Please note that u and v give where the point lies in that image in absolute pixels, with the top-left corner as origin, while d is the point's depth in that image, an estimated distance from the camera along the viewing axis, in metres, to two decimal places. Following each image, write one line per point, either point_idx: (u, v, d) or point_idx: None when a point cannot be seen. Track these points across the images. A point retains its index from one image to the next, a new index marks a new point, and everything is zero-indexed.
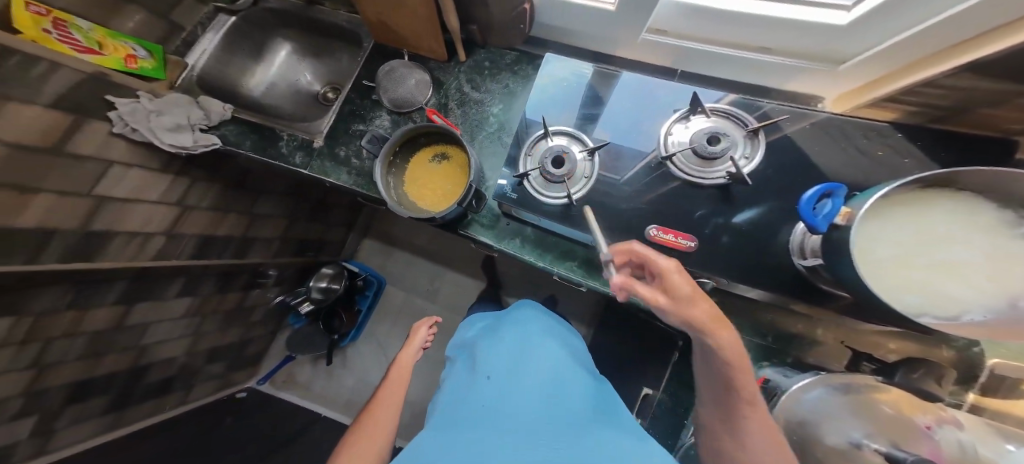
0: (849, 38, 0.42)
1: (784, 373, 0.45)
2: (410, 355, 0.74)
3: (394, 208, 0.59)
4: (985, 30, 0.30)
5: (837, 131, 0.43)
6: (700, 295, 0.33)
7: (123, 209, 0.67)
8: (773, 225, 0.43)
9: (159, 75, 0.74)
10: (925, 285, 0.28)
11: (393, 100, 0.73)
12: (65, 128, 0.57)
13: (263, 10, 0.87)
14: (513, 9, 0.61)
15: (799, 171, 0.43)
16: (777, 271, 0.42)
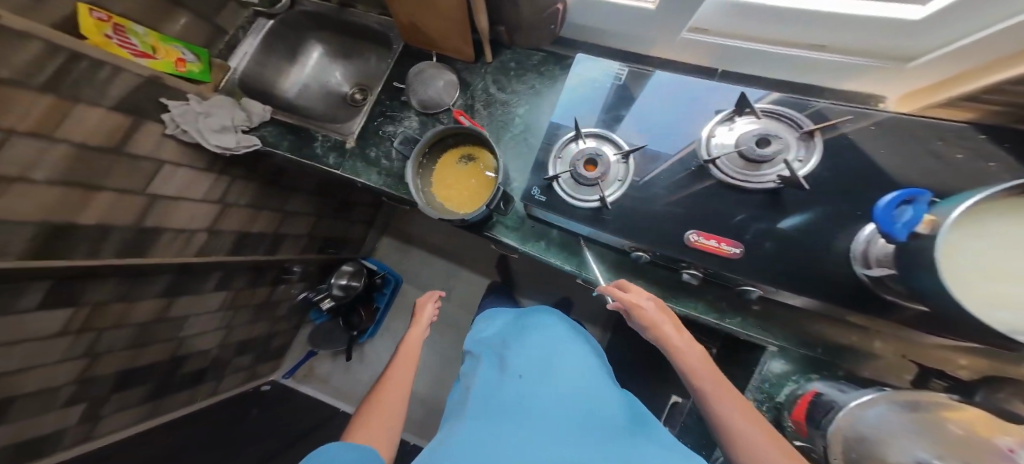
0: (922, 34, 0.40)
1: (839, 388, 0.39)
2: (418, 333, 0.69)
3: (422, 207, 0.59)
4: None
5: (900, 132, 0.40)
6: (661, 313, 0.46)
7: (172, 206, 0.70)
8: (825, 231, 0.41)
9: (205, 78, 0.77)
10: (1017, 299, 0.26)
11: (421, 101, 0.73)
12: (126, 129, 0.60)
13: (300, 13, 0.90)
14: (545, 9, 0.61)
15: (857, 172, 0.41)
16: (834, 279, 0.40)
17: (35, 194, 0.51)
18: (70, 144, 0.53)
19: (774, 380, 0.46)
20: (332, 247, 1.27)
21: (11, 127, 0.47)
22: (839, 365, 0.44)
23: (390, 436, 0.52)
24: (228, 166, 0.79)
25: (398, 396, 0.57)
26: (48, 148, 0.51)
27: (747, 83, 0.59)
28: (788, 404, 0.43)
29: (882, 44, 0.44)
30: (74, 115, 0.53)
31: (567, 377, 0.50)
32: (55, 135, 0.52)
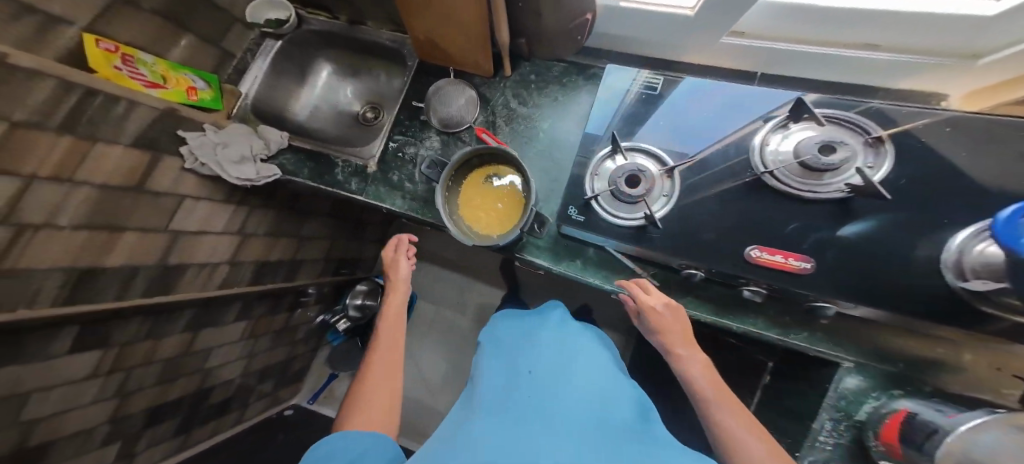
0: (988, 30, 0.39)
1: (936, 408, 0.36)
2: (397, 301, 0.62)
3: (454, 234, 0.56)
4: None
5: (970, 140, 0.39)
6: (671, 315, 0.47)
7: (195, 240, 0.68)
8: (899, 242, 0.40)
9: (217, 105, 0.75)
10: None
11: (441, 119, 0.70)
12: (145, 166, 0.57)
13: (308, 32, 0.88)
14: (573, 20, 0.59)
15: (928, 182, 0.39)
16: (923, 295, 0.37)
17: (60, 240, 0.49)
18: (91, 187, 0.51)
19: (851, 397, 0.43)
20: (345, 267, 1.23)
21: (34, 173, 0.44)
22: (925, 380, 0.41)
23: (392, 415, 0.45)
24: (246, 194, 0.76)
25: (394, 371, 0.50)
26: (70, 193, 0.49)
27: (789, 86, 0.59)
28: (871, 422, 0.41)
29: (944, 40, 0.42)
30: (94, 156, 0.50)
31: (574, 366, 0.45)
32: (76, 178, 0.49)
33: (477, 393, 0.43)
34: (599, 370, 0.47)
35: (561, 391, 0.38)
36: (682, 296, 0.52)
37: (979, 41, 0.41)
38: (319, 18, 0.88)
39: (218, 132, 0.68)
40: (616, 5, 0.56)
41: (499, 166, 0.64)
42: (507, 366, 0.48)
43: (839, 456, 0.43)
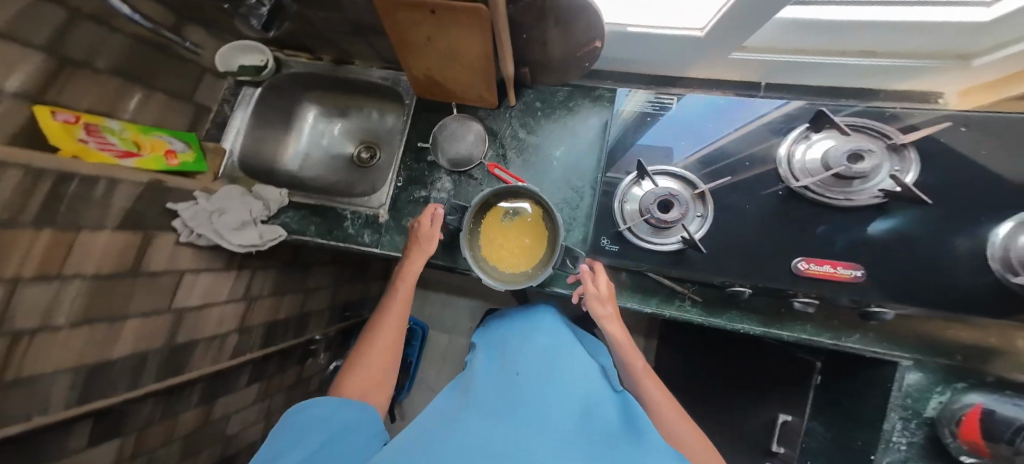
0: (984, 33, 0.42)
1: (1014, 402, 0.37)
2: (416, 263, 0.57)
3: (485, 280, 0.53)
4: None
5: (991, 134, 0.43)
6: (609, 298, 0.52)
7: (201, 315, 0.61)
8: (943, 236, 0.42)
9: (201, 166, 0.68)
10: None
11: (451, 159, 0.68)
12: (137, 248, 0.50)
13: (287, 76, 0.82)
14: (580, 48, 0.58)
15: (961, 179, 0.42)
16: (976, 288, 0.39)
17: (58, 343, 0.42)
18: (84, 280, 0.44)
19: (915, 393, 0.44)
20: (349, 310, 1.15)
21: (18, 273, 0.37)
22: (987, 370, 0.42)
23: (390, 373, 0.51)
24: (247, 257, 0.69)
25: (396, 341, 0.53)
26: (62, 289, 0.42)
27: (792, 93, 0.63)
28: (941, 418, 0.41)
29: (942, 43, 0.45)
30: (82, 246, 0.43)
31: (565, 370, 0.46)
32: (65, 271, 0.42)
33: (469, 389, 0.45)
34: (592, 374, 0.47)
35: (548, 398, 0.40)
36: (728, 309, 0.52)
37: (978, 42, 0.44)
38: (299, 60, 0.83)
39: (209, 198, 0.62)
40: (626, 30, 0.57)
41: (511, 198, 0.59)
42: (497, 368, 0.49)
43: (913, 452, 0.43)
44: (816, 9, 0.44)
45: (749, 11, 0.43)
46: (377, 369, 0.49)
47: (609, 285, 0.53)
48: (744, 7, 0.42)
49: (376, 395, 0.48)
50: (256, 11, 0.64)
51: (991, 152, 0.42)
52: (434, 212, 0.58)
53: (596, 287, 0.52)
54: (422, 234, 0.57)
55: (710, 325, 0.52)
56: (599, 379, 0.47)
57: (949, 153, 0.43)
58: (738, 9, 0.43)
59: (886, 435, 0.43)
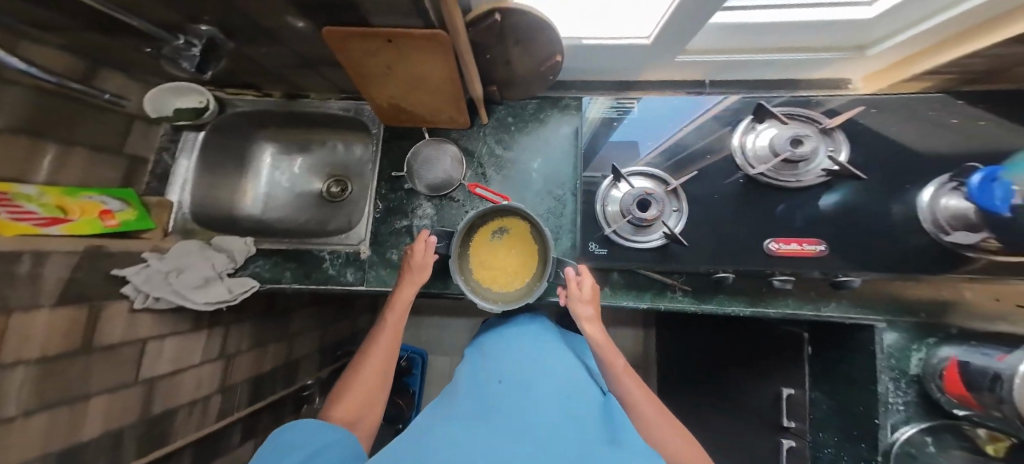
0: (872, 27, 0.49)
1: (981, 353, 0.43)
2: (407, 293, 0.54)
3: (479, 304, 0.51)
4: (999, 15, 0.39)
5: (904, 109, 0.51)
6: (589, 300, 0.52)
7: (175, 381, 0.54)
8: (879, 201, 0.49)
9: (146, 223, 0.61)
10: None
11: (429, 185, 0.67)
12: (87, 322, 0.43)
13: (234, 115, 0.76)
14: (543, 62, 0.60)
15: (886, 150, 0.50)
16: (911, 241, 0.47)
17: (16, 438, 0.35)
18: (30, 365, 0.36)
19: (898, 353, 0.50)
20: (339, 349, 1.08)
21: None
22: (949, 324, 0.50)
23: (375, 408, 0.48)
24: (216, 314, 0.62)
25: (383, 375, 0.50)
26: (5, 378, 0.34)
27: (731, 88, 0.68)
28: (926, 373, 0.48)
29: (847, 37, 0.53)
30: (17, 329, 0.36)
31: (553, 375, 0.46)
32: (5, 359, 0.34)
33: (453, 399, 0.44)
34: (580, 381, 0.47)
35: (532, 397, 0.40)
36: (717, 294, 0.56)
37: (873, 35, 0.52)
38: (245, 98, 0.77)
39: (163, 257, 0.55)
40: (580, 43, 0.60)
41: (501, 219, 0.58)
42: (481, 374, 0.49)
43: (910, 410, 0.48)
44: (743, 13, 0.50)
45: (690, 18, 0.47)
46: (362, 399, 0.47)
47: (592, 287, 0.53)
48: (686, 14, 0.46)
49: (362, 426, 0.46)
50: (185, 52, 0.60)
51: (901, 124, 0.50)
52: (427, 239, 0.55)
53: (579, 289, 0.52)
54: (415, 262, 0.54)
55: (703, 311, 0.56)
56: (586, 386, 0.47)
57: (872, 128, 0.51)
58: (681, 16, 0.47)
59: (884, 398, 0.48)
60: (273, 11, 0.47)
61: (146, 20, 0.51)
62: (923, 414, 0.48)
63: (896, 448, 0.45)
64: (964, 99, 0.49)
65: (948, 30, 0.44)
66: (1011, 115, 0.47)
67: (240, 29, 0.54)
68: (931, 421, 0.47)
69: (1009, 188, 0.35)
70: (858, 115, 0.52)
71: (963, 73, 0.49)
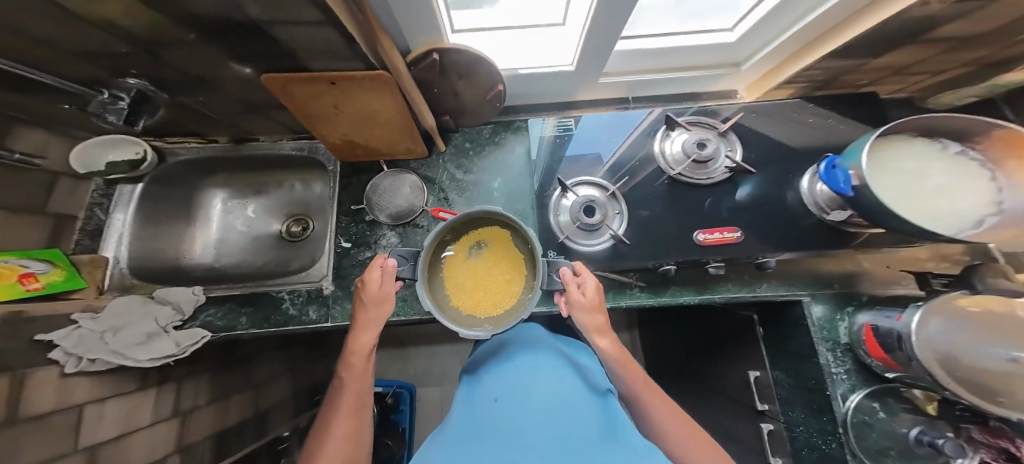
0: (739, 48, 0.60)
1: (884, 314, 0.49)
2: (365, 339, 0.47)
3: (463, 334, 0.41)
4: (817, 35, 0.51)
5: (784, 113, 0.61)
6: (595, 307, 0.48)
7: (123, 446, 0.48)
8: (780, 190, 0.58)
9: (78, 283, 0.55)
10: (936, 194, 0.39)
11: (391, 214, 0.68)
12: (13, 389, 0.38)
13: (178, 164, 0.74)
14: (487, 91, 0.65)
15: (777, 146, 0.59)
16: (806, 221, 0.56)
17: None
18: None
19: (828, 325, 0.56)
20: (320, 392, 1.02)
21: None
22: (860, 293, 0.56)
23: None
24: (167, 370, 0.57)
25: (359, 436, 0.44)
26: None
27: (651, 104, 0.75)
28: (853, 341, 0.54)
29: (725, 57, 0.63)
30: None
31: (549, 378, 0.43)
32: None
33: (447, 425, 0.42)
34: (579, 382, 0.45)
35: (526, 415, 0.36)
36: (670, 287, 0.60)
37: (742, 54, 0.62)
38: (188, 145, 0.75)
39: (96, 317, 0.51)
40: (517, 72, 0.66)
41: (476, 232, 0.50)
42: (478, 395, 0.45)
43: (853, 378, 0.55)
44: (631, 41, 0.58)
45: (596, 41, 0.54)
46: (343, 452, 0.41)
47: (595, 289, 0.49)
48: (595, 34, 0.53)
49: None
50: (113, 106, 0.58)
51: (785, 122, 0.60)
52: (383, 264, 0.48)
53: (581, 293, 0.48)
54: (373, 297, 0.48)
55: (662, 303, 0.60)
56: (587, 386, 0.45)
57: (764, 131, 0.61)
58: (592, 36, 0.53)
59: (827, 369, 0.55)
60: (216, 54, 0.49)
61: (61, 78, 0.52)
62: (866, 381, 0.55)
63: (850, 418, 0.53)
64: (815, 103, 0.61)
65: (794, 45, 0.54)
66: (848, 113, 0.59)
67: (178, 76, 0.55)
68: (872, 386, 0.54)
69: (847, 173, 0.41)
70: (743, 119, 0.62)
71: (807, 82, 0.58)
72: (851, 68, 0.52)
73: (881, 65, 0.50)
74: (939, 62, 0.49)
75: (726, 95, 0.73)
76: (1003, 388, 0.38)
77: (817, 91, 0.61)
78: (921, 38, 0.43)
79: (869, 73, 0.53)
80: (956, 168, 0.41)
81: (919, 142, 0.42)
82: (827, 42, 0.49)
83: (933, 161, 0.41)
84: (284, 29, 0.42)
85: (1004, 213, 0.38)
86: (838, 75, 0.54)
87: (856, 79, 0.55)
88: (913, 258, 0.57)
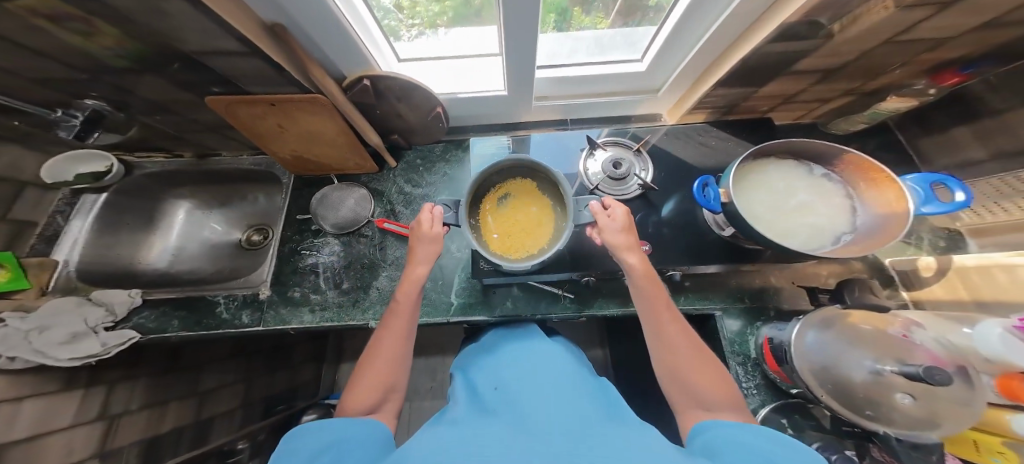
0: (650, 77, 0.72)
1: (779, 327, 0.50)
2: (417, 273, 0.52)
3: (509, 267, 0.48)
4: (707, 68, 0.64)
5: (686, 136, 0.74)
6: (627, 227, 0.49)
7: (35, 448, 0.49)
8: (691, 210, 0.64)
9: (21, 283, 0.59)
10: (794, 211, 0.53)
11: (335, 224, 0.72)
12: None
13: (143, 176, 0.79)
14: (427, 113, 0.70)
15: (682, 175, 0.69)
16: (709, 240, 0.61)
17: None
18: None
19: (738, 338, 0.57)
20: (280, 403, 1.03)
21: None
22: (769, 308, 0.58)
23: (401, 377, 0.49)
24: (97, 372, 0.59)
25: (405, 353, 0.50)
26: None
27: (586, 124, 0.85)
28: (759, 355, 0.54)
29: (642, 84, 0.74)
30: None
31: (542, 375, 0.48)
32: None
33: (452, 413, 0.45)
34: (570, 375, 0.50)
35: (526, 404, 0.42)
36: (597, 300, 0.66)
37: (657, 81, 0.74)
38: (155, 160, 0.81)
39: (27, 316, 0.54)
40: (456, 96, 0.72)
41: (507, 185, 0.57)
42: (484, 378, 0.52)
43: (762, 393, 0.53)
44: (555, 69, 0.70)
45: (518, 70, 0.63)
46: (381, 379, 0.46)
47: (626, 215, 0.50)
48: (513, 70, 0.63)
49: (388, 407, 0.46)
50: (66, 123, 0.66)
51: (684, 149, 0.72)
52: (434, 210, 0.53)
53: (610, 219, 0.50)
54: (424, 232, 0.52)
55: (587, 314, 0.65)
56: (578, 377, 0.50)
57: (675, 153, 0.72)
58: (510, 64, 0.60)
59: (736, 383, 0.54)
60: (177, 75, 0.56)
61: (11, 97, 0.58)
62: (772, 396, 0.53)
63: None
64: (719, 128, 0.74)
65: (691, 75, 0.67)
66: (747, 137, 0.72)
67: (156, 95, 0.63)
68: (778, 401, 0.52)
69: (716, 191, 0.51)
70: (656, 139, 0.73)
71: (714, 107, 0.71)
72: (748, 96, 0.66)
73: (769, 93, 0.65)
74: (816, 93, 0.64)
75: (653, 119, 0.85)
76: (870, 399, 0.38)
77: (727, 115, 0.75)
78: (790, 71, 0.56)
79: (766, 100, 0.68)
80: (823, 189, 0.55)
81: (792, 169, 0.56)
82: (714, 72, 0.62)
83: (805, 185, 0.55)
84: (241, 59, 0.51)
85: (853, 232, 0.50)
86: (738, 101, 0.68)
87: (757, 106, 0.70)
88: (815, 274, 0.60)
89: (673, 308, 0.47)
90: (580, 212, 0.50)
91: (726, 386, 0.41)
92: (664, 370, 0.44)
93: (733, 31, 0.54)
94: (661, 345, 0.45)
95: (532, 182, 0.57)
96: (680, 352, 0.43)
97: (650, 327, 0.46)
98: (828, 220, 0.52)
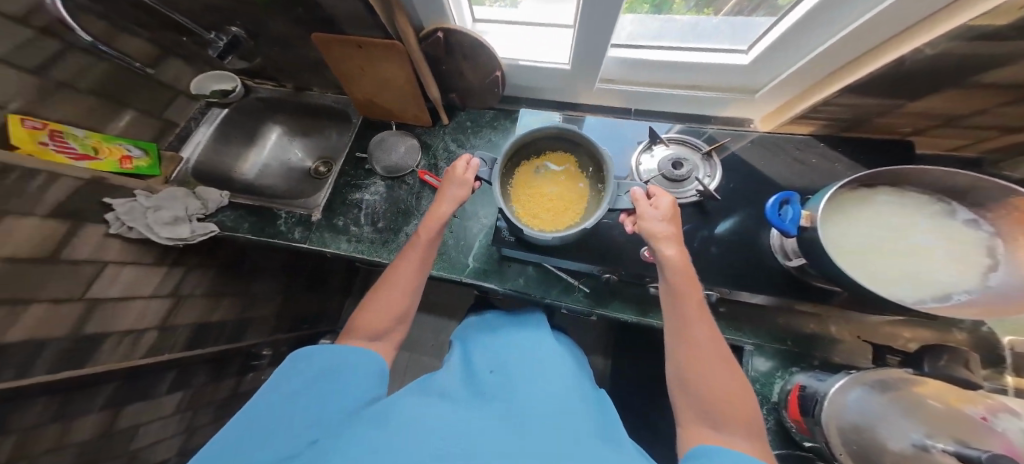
0: (753, 74, 0.62)
1: (819, 377, 0.42)
2: (444, 211, 0.54)
3: (534, 234, 0.47)
4: (830, 70, 0.53)
5: (774, 147, 0.63)
6: (670, 216, 0.45)
7: (116, 308, 0.66)
8: (755, 228, 0.56)
9: (153, 171, 0.77)
10: (895, 253, 0.43)
11: (385, 167, 0.78)
12: (60, 237, 0.58)
13: (256, 100, 0.95)
14: (486, 77, 0.72)
15: (756, 188, 0.60)
16: (768, 267, 0.53)
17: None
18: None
19: (764, 378, 0.50)
20: (307, 323, 1.19)
21: None
22: (813, 356, 0.50)
23: (410, 306, 0.52)
24: (182, 255, 0.77)
25: (417, 285, 0.53)
26: None
27: (656, 117, 0.78)
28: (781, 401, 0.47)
29: (741, 81, 0.65)
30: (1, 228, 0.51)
31: (538, 376, 0.46)
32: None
33: (443, 384, 0.45)
34: (570, 386, 0.45)
35: (511, 399, 0.40)
36: (613, 300, 0.62)
37: (760, 80, 0.64)
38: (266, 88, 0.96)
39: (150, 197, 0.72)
40: (517, 63, 0.71)
41: (545, 155, 0.56)
42: (483, 356, 0.52)
43: (770, 438, 0.47)
44: (636, 50, 0.64)
45: (588, 47, 0.60)
46: (397, 305, 0.50)
47: (672, 206, 0.46)
48: (586, 46, 0.59)
49: (392, 335, 0.50)
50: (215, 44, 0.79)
51: (762, 160, 0.62)
52: (470, 160, 0.55)
53: (653, 207, 0.46)
54: (456, 176, 0.54)
55: (598, 313, 0.62)
56: (580, 392, 0.45)
57: (749, 162, 0.63)
58: (583, 37, 0.57)
59: None
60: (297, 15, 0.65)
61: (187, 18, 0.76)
62: (779, 442, 0.47)
63: None
64: (823, 143, 0.62)
65: (811, 77, 0.56)
66: (860, 160, 0.59)
67: (282, 32, 0.73)
68: (783, 450, 0.46)
69: (797, 212, 0.43)
70: (734, 145, 0.65)
71: (830, 119, 0.60)
72: (886, 110, 0.54)
73: (918, 110, 0.52)
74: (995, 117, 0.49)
75: (740, 123, 0.75)
76: None
77: (845, 132, 0.62)
78: (966, 82, 0.42)
79: (909, 119, 0.54)
80: (952, 235, 0.43)
81: (910, 202, 0.46)
82: (843, 77, 0.51)
83: (923, 226, 0.44)
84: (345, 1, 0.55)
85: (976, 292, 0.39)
86: (869, 116, 0.56)
87: (897, 125, 0.57)
88: (894, 336, 0.49)
89: (707, 311, 0.43)
90: (619, 196, 0.47)
91: (748, 409, 0.34)
92: (678, 373, 0.40)
93: (878, 33, 0.44)
94: (675, 338, 0.41)
95: (569, 156, 0.55)
96: (699, 346, 0.39)
97: (670, 324, 0.42)
98: (946, 272, 0.41)
